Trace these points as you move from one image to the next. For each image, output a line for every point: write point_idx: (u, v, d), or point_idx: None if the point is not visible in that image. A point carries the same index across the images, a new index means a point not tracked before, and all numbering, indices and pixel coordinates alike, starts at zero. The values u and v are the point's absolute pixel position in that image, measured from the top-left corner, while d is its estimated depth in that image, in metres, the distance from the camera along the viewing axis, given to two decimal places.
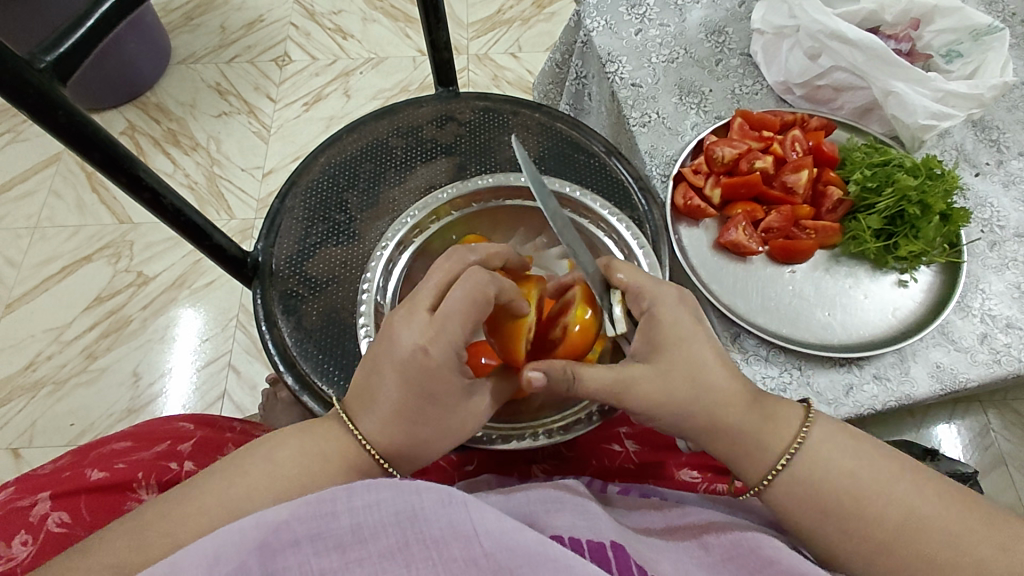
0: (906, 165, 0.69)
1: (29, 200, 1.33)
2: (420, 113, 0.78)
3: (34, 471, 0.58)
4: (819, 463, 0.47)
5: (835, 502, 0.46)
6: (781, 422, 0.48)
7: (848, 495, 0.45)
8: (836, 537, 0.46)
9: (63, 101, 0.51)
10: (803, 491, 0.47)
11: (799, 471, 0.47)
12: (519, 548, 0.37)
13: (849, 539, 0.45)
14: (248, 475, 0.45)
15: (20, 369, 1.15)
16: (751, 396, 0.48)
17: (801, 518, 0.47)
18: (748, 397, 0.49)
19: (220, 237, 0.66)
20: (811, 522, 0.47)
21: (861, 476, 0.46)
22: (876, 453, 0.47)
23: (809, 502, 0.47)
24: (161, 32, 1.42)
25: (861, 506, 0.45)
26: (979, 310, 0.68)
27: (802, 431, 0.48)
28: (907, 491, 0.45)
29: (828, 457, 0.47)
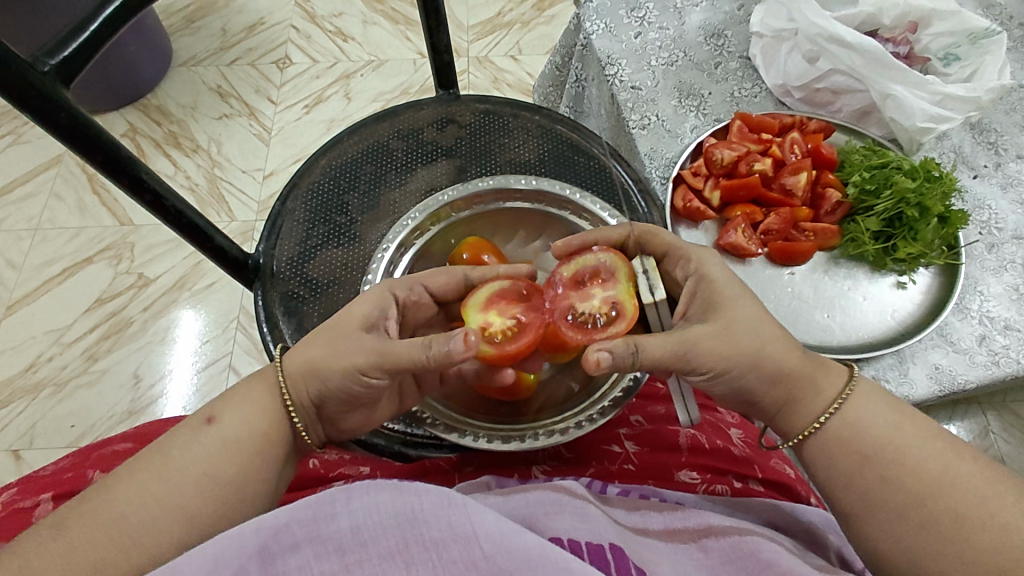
0: (905, 167, 0.70)
1: (30, 202, 1.33)
2: (420, 115, 0.79)
3: (36, 472, 0.58)
4: (863, 415, 0.48)
5: (854, 471, 0.47)
6: (797, 402, 0.50)
7: (867, 461, 0.47)
8: (874, 486, 0.46)
9: (65, 104, 0.51)
10: (845, 441, 0.48)
11: (844, 420, 0.49)
12: (518, 550, 0.38)
13: (885, 491, 0.46)
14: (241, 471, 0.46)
15: (21, 371, 1.16)
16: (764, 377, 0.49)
17: (841, 467, 0.48)
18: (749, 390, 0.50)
19: (222, 239, 0.67)
20: (851, 470, 0.47)
21: (902, 431, 0.47)
22: (909, 421, 0.48)
23: (850, 452, 0.48)
24: (161, 34, 1.43)
25: (899, 459, 0.46)
26: (978, 312, 0.68)
27: (848, 385, 0.50)
28: (941, 451, 0.46)
29: (871, 409, 0.49)
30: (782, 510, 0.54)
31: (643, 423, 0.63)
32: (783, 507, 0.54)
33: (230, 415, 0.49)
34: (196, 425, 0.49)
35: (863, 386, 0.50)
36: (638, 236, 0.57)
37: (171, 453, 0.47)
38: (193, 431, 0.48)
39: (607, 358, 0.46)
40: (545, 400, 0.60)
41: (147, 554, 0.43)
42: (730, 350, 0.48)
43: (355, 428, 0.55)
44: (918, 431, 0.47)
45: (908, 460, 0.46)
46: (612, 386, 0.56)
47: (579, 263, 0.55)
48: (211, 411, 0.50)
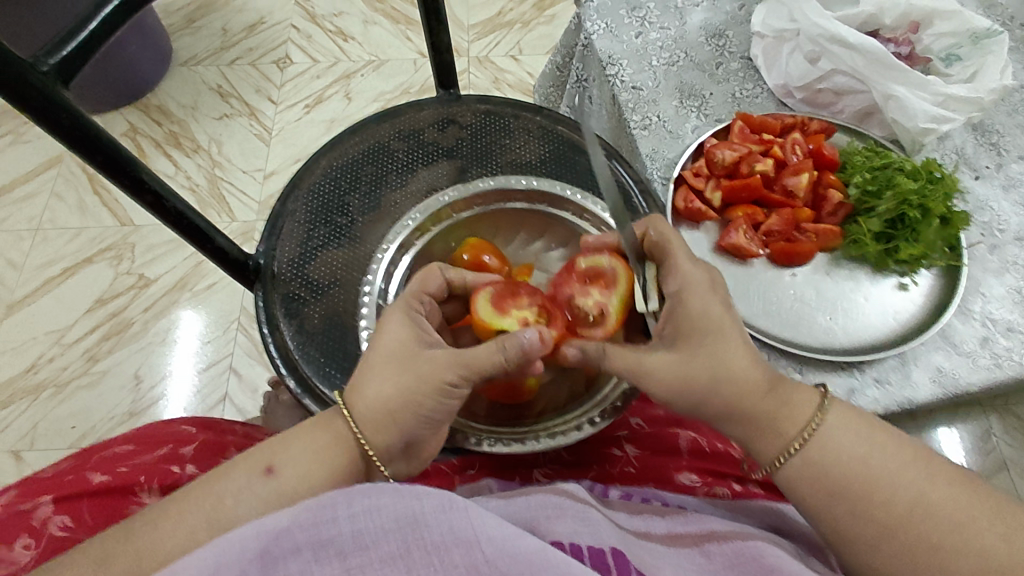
0: (906, 168, 0.70)
1: (30, 202, 1.33)
2: (421, 116, 0.78)
3: (38, 474, 0.58)
4: (834, 445, 0.47)
5: (824, 505, 0.47)
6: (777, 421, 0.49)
7: (838, 496, 0.46)
8: (845, 520, 0.46)
9: (65, 103, 0.51)
10: (816, 473, 0.47)
11: (814, 453, 0.47)
12: (519, 555, 0.38)
13: (858, 523, 0.46)
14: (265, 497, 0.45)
15: (22, 372, 1.16)
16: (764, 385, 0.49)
17: (811, 499, 0.47)
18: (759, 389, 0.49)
19: (222, 239, 0.66)
20: (821, 502, 0.47)
21: (870, 462, 0.46)
22: (879, 448, 0.47)
23: (820, 484, 0.47)
24: (161, 33, 1.43)
25: (871, 491, 0.45)
26: (980, 314, 0.68)
27: (818, 412, 0.49)
28: (915, 479, 0.45)
29: (843, 437, 0.47)
30: (782, 514, 0.53)
31: (643, 426, 0.62)
32: (783, 510, 0.54)
33: (291, 466, 0.47)
34: (253, 474, 0.46)
35: (831, 414, 0.48)
36: (654, 238, 0.56)
37: (225, 502, 0.45)
38: (250, 480, 0.46)
39: (575, 352, 0.53)
40: (545, 403, 0.59)
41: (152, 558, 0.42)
42: (687, 385, 0.49)
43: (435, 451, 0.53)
44: (887, 459, 0.46)
45: (881, 491, 0.45)
46: (612, 387, 0.57)
47: (593, 260, 0.60)
48: (270, 460, 0.47)
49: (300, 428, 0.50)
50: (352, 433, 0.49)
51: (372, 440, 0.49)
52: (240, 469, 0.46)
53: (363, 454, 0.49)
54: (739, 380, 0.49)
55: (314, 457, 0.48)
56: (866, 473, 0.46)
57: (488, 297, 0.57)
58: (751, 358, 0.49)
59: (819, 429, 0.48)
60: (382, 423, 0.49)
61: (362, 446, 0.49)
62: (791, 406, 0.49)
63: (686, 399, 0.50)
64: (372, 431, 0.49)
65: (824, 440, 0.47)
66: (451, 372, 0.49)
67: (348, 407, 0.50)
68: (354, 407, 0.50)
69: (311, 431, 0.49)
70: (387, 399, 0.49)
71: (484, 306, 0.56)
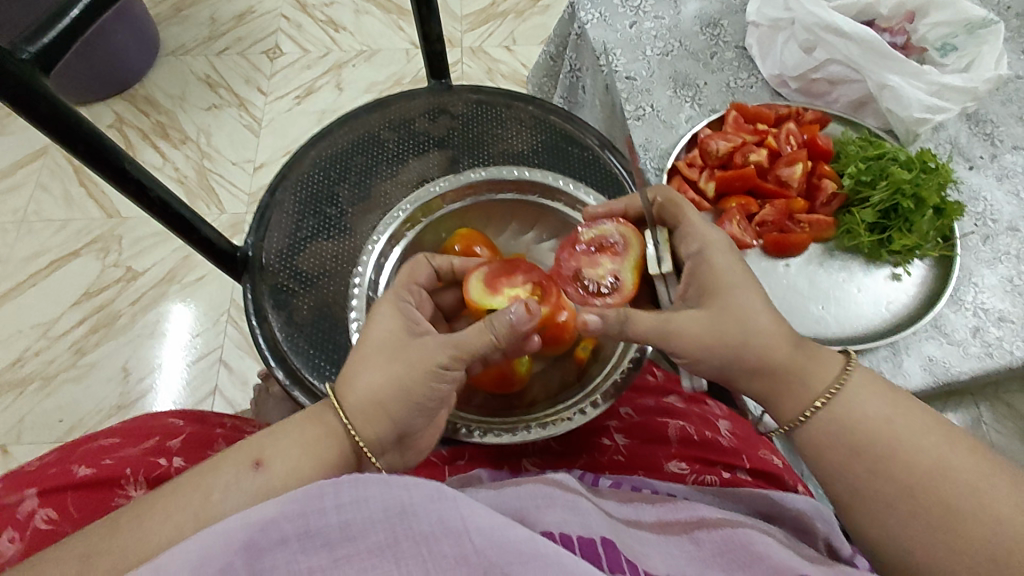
0: (901, 158, 0.69)
1: (16, 194, 1.31)
2: (412, 105, 0.77)
3: (23, 467, 0.57)
4: (858, 404, 0.48)
5: (842, 463, 0.48)
6: (800, 382, 0.50)
7: (857, 452, 0.47)
8: (863, 479, 0.47)
9: (45, 91, 0.49)
10: (840, 431, 0.48)
11: (839, 409, 0.48)
12: (509, 544, 0.37)
13: (876, 482, 0.46)
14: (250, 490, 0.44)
15: (7, 366, 1.14)
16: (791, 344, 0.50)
17: (831, 456, 0.48)
18: (787, 347, 0.50)
19: (209, 230, 0.65)
20: (841, 460, 0.48)
21: (893, 423, 0.47)
22: (901, 412, 0.47)
23: (842, 443, 0.48)
24: (148, 22, 1.40)
25: (891, 452, 0.46)
26: (972, 303, 0.68)
27: (845, 371, 0.49)
28: (936, 443, 0.46)
29: (867, 398, 0.48)
30: (773, 501, 0.53)
31: (633, 416, 0.62)
32: (775, 497, 0.53)
33: (281, 459, 0.46)
34: (242, 467, 0.45)
35: (856, 376, 0.49)
36: (663, 203, 0.58)
37: (212, 497, 0.43)
38: (238, 474, 0.45)
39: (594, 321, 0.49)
40: (538, 393, 0.59)
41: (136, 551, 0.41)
42: (715, 343, 0.50)
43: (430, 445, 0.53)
44: (910, 423, 0.46)
45: (901, 453, 0.45)
46: (607, 377, 0.56)
47: (599, 230, 0.59)
48: (258, 454, 0.46)
49: (291, 422, 0.49)
50: (344, 426, 0.49)
51: (363, 432, 0.49)
52: (229, 462, 0.45)
53: (356, 448, 0.49)
54: (766, 337, 0.49)
55: (304, 451, 0.47)
56: (887, 434, 0.46)
57: (479, 277, 0.57)
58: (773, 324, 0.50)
59: (842, 390, 0.48)
60: (373, 413, 0.49)
61: (354, 439, 0.49)
62: (813, 366, 0.50)
63: (715, 358, 0.50)
64: (363, 421, 0.49)
65: (848, 400, 0.48)
66: (442, 360, 0.49)
67: (339, 401, 0.49)
68: (344, 399, 0.49)
69: (301, 425, 0.48)
70: (377, 390, 0.49)
71: (476, 286, 0.56)
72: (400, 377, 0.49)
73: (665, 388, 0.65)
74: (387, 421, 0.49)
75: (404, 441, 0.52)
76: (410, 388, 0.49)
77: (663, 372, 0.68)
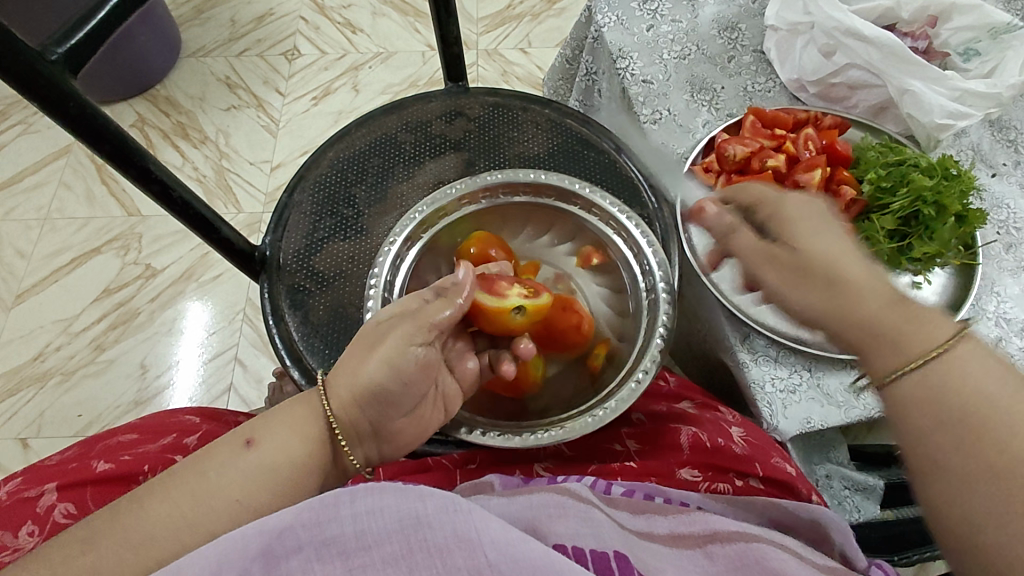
0: (922, 165, 0.68)
1: (40, 192, 1.33)
2: (428, 108, 0.78)
3: (43, 461, 0.58)
4: (966, 368, 0.42)
5: (925, 428, 0.42)
6: (885, 344, 0.45)
7: (946, 414, 0.41)
8: (944, 448, 0.41)
9: (74, 93, 0.50)
10: (929, 393, 0.42)
11: (934, 374, 0.42)
12: (522, 560, 0.37)
13: (967, 459, 0.40)
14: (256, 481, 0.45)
15: (29, 360, 1.16)
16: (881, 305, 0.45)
17: (916, 419, 0.43)
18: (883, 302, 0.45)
19: (228, 230, 0.66)
20: (935, 427, 0.42)
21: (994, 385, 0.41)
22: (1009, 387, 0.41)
23: (929, 407, 0.42)
24: (171, 24, 1.42)
25: (984, 420, 0.40)
26: (994, 313, 0.67)
27: (958, 333, 0.43)
28: None
29: (983, 363, 0.42)
30: (785, 509, 0.53)
31: (645, 422, 0.62)
32: (786, 505, 0.53)
33: (274, 444, 0.47)
34: (233, 446, 0.46)
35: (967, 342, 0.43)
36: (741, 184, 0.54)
37: (205, 474, 0.44)
38: (240, 460, 0.45)
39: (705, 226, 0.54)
40: (551, 398, 0.60)
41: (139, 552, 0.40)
42: (798, 293, 0.48)
43: (411, 440, 0.53)
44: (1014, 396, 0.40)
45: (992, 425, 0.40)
46: (620, 384, 0.56)
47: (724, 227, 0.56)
48: (250, 433, 0.47)
49: (279, 408, 0.50)
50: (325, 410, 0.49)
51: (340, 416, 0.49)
52: (221, 445, 0.46)
53: (330, 432, 0.49)
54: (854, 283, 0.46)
55: (301, 439, 0.48)
56: (986, 409, 0.40)
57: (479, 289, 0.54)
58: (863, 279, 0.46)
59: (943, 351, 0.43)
60: (351, 400, 0.49)
61: (330, 422, 0.49)
62: (922, 320, 0.44)
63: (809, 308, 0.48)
64: (339, 406, 0.49)
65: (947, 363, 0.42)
66: None
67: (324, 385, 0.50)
68: (329, 381, 0.50)
69: (290, 408, 0.50)
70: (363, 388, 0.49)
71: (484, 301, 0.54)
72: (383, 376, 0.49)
73: (677, 395, 0.65)
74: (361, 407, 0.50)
75: (380, 431, 0.52)
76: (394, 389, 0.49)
77: (676, 377, 0.68)
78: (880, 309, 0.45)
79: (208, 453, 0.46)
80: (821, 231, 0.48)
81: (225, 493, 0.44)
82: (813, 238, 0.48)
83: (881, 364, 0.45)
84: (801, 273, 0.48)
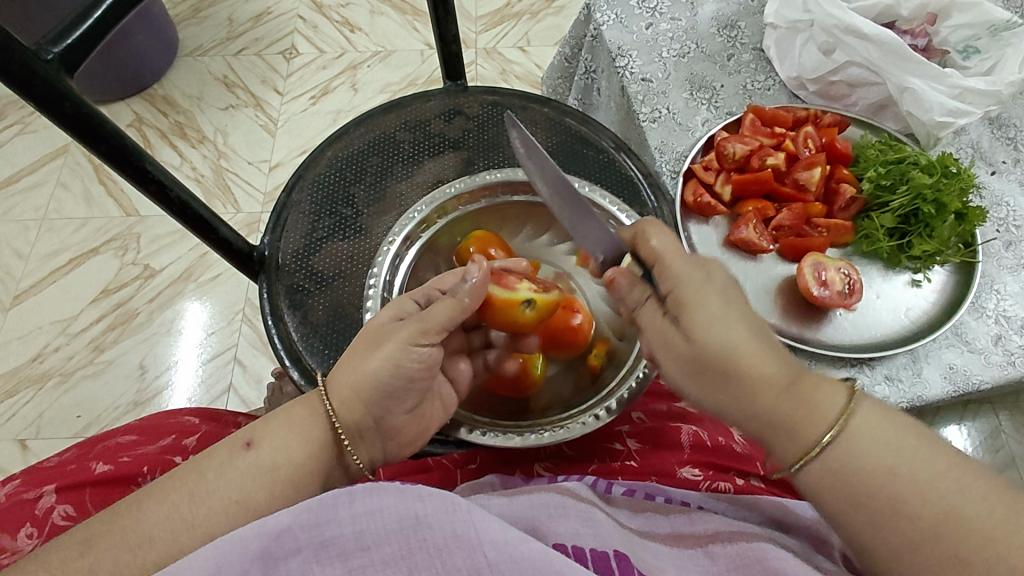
0: (922, 163, 0.68)
1: (37, 192, 1.33)
2: (427, 107, 0.78)
3: (41, 463, 0.58)
4: (868, 445, 0.42)
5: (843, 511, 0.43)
6: (790, 429, 0.44)
7: (862, 499, 0.42)
8: (867, 530, 0.42)
9: (70, 93, 0.50)
10: (840, 477, 0.43)
11: (840, 456, 0.42)
12: (521, 559, 0.37)
13: (894, 535, 0.41)
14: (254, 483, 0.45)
15: (28, 361, 1.16)
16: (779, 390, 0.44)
17: (833, 504, 0.43)
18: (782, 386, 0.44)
19: (227, 230, 0.66)
20: (854, 509, 0.42)
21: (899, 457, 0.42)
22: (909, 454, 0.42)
23: (845, 490, 0.42)
24: (168, 23, 1.42)
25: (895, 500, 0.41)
26: (993, 311, 0.66)
27: (848, 404, 0.44)
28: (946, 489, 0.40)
29: (881, 427, 0.42)
30: (783, 508, 0.53)
31: (645, 421, 0.61)
32: (785, 505, 0.53)
33: (272, 445, 0.46)
34: (233, 448, 0.46)
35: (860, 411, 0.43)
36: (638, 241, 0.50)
37: (204, 476, 0.44)
38: (237, 460, 0.45)
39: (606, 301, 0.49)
40: (552, 396, 0.59)
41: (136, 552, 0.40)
42: (696, 383, 0.47)
43: (412, 439, 0.54)
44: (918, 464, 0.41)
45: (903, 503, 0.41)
46: (621, 383, 0.56)
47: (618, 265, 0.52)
48: (248, 436, 0.47)
49: (279, 409, 0.50)
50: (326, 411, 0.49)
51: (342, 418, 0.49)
52: (219, 445, 0.46)
53: (334, 434, 0.49)
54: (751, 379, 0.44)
55: (302, 440, 0.47)
56: (899, 480, 0.41)
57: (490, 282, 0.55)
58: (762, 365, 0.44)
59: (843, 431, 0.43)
60: (351, 400, 0.49)
61: (333, 424, 0.49)
62: (815, 397, 0.44)
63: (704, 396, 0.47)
64: (341, 405, 0.49)
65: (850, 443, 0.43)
66: None
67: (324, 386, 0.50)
68: (329, 383, 0.50)
69: (289, 410, 0.49)
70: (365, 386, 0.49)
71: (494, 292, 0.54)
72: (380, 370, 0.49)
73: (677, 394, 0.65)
74: (362, 405, 0.49)
75: (384, 428, 0.52)
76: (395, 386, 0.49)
77: None
78: (778, 398, 0.44)
79: (206, 455, 0.46)
80: (713, 318, 0.45)
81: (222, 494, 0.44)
82: (707, 326, 0.45)
83: (787, 454, 0.45)
84: (699, 365, 0.46)
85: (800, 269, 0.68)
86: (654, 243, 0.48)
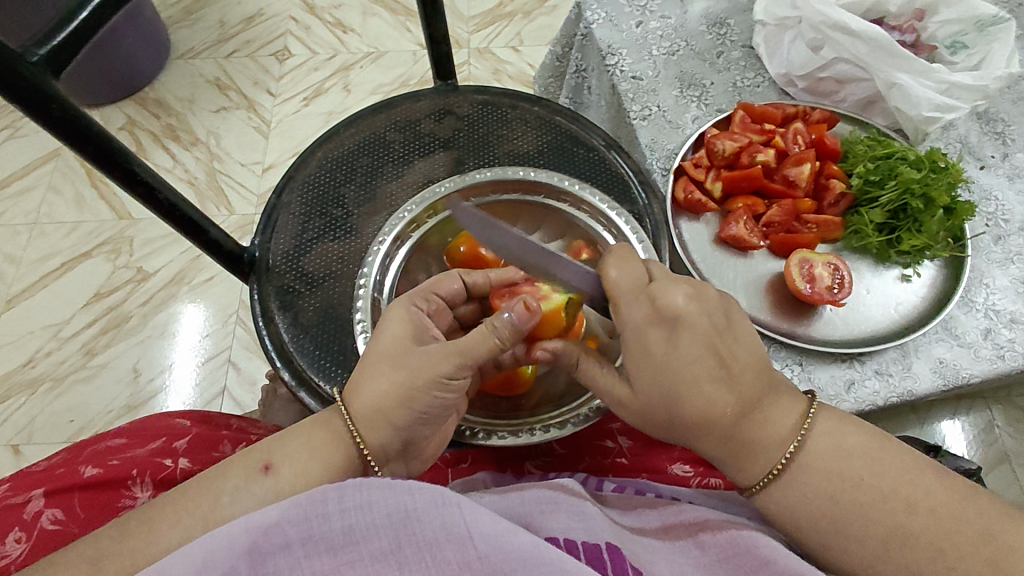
0: (910, 157, 0.68)
1: (29, 196, 1.33)
2: (417, 107, 0.78)
3: (30, 467, 0.57)
4: (816, 473, 0.45)
5: (798, 531, 0.46)
6: (742, 459, 0.47)
7: (811, 523, 0.45)
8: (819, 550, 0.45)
9: (56, 94, 0.50)
10: (796, 507, 0.45)
11: (793, 481, 0.45)
12: (513, 551, 0.37)
13: (843, 554, 0.44)
14: (238, 489, 0.44)
15: (20, 365, 1.15)
16: (728, 423, 0.46)
17: (790, 526, 0.46)
18: (729, 423, 0.46)
19: (217, 232, 0.66)
20: (804, 525, 0.45)
21: (844, 479, 0.44)
22: (854, 477, 0.44)
23: (797, 516, 0.45)
24: (159, 26, 1.42)
25: (838, 526, 0.44)
26: (983, 305, 0.67)
27: (803, 425, 0.47)
28: (892, 510, 0.43)
29: (832, 444, 0.46)
30: None
31: None
32: None
33: (288, 463, 0.46)
34: (251, 472, 0.45)
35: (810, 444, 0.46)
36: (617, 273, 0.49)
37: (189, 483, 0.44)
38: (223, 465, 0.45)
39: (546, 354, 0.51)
40: (543, 394, 0.59)
41: (114, 563, 0.40)
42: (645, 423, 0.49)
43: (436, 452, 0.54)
44: (875, 486, 0.44)
45: (846, 527, 0.44)
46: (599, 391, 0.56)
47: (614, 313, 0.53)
48: (267, 457, 0.46)
49: (300, 428, 0.49)
50: (348, 430, 0.48)
51: (367, 439, 0.48)
52: (237, 467, 0.45)
53: (360, 458, 0.48)
54: (698, 419, 0.46)
55: (309, 454, 0.47)
56: (845, 503, 0.44)
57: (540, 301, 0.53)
58: (711, 399, 0.46)
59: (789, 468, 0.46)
60: (376, 421, 0.48)
61: (359, 448, 0.48)
62: (768, 423, 0.47)
63: (656, 428, 0.49)
64: (368, 429, 0.48)
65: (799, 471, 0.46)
66: (447, 370, 0.48)
67: (346, 404, 0.49)
68: (352, 404, 0.49)
69: (311, 429, 0.48)
70: (368, 396, 0.49)
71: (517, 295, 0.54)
72: (395, 383, 0.48)
73: None
74: (391, 428, 0.48)
75: (409, 449, 0.51)
76: (405, 395, 0.48)
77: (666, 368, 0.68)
78: (725, 438, 0.47)
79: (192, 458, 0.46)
80: (665, 360, 0.46)
81: (210, 501, 0.43)
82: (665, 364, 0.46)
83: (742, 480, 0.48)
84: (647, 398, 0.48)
85: (788, 268, 0.68)
86: (613, 275, 0.49)
